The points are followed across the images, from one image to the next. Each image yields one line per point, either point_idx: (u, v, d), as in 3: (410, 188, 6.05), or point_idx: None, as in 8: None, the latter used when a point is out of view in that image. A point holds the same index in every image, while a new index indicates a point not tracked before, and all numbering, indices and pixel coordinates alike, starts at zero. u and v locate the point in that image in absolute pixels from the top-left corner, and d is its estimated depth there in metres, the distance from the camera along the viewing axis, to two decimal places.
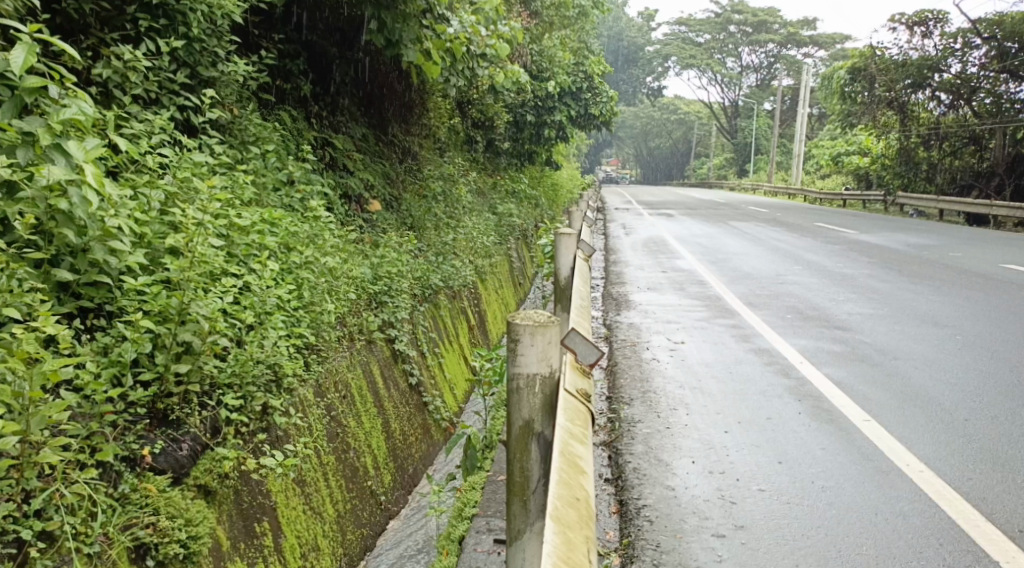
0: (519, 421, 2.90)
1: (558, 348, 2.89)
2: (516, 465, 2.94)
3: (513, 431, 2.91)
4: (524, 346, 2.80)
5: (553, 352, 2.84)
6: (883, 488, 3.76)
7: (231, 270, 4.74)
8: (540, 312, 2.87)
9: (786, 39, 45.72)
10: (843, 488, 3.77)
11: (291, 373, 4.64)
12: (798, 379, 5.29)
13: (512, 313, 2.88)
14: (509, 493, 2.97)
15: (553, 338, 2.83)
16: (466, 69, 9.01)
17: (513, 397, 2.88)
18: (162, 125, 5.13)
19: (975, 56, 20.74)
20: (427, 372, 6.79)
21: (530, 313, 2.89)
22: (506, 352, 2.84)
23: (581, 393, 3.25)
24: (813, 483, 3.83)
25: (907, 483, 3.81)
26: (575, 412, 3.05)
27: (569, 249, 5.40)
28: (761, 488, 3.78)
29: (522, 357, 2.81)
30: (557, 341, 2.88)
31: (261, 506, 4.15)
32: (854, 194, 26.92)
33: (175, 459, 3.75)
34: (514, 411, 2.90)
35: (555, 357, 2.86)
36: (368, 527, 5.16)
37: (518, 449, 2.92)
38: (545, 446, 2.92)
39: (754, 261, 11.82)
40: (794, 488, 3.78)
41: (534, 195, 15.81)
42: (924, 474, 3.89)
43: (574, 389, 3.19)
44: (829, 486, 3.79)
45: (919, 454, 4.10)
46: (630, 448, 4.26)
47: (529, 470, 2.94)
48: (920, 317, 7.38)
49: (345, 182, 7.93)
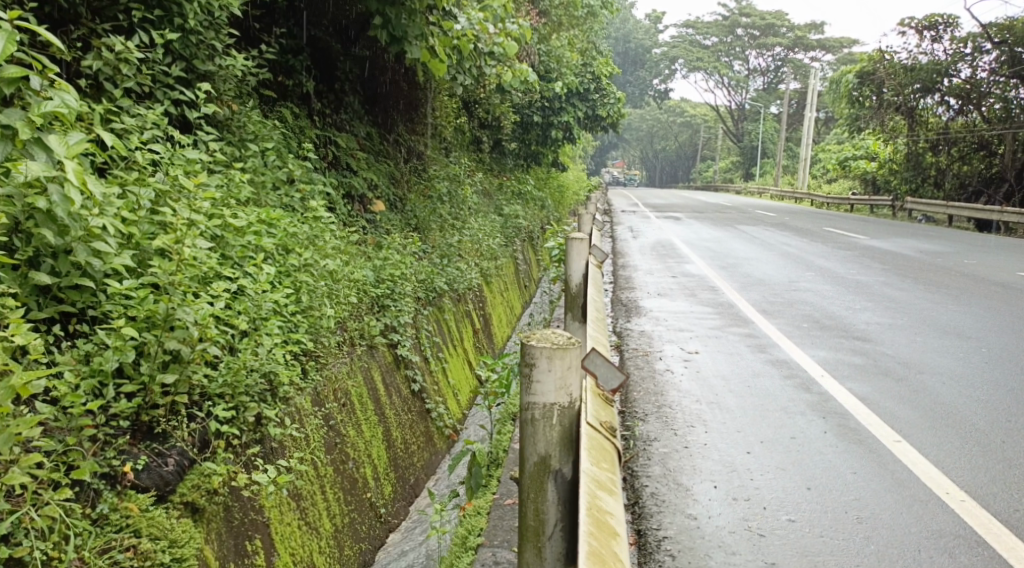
0: (533, 456, 2.65)
1: (579, 373, 2.63)
2: (530, 507, 2.68)
3: (527, 467, 2.66)
4: (540, 371, 2.56)
5: (572, 379, 2.60)
6: (923, 521, 3.50)
7: (225, 273, 4.51)
8: (559, 335, 2.63)
9: (793, 43, 45.46)
10: (881, 519, 3.52)
11: (287, 381, 4.41)
12: (820, 394, 5.03)
13: (526, 333, 2.63)
14: (522, 538, 2.71)
15: (573, 363, 2.58)
16: (473, 67, 8.80)
17: (528, 430, 2.63)
18: (155, 120, 4.89)
19: (985, 61, 20.43)
20: (430, 378, 6.56)
21: (547, 333, 2.64)
22: (522, 378, 2.60)
23: (605, 426, 2.99)
24: (846, 513, 3.58)
25: (949, 515, 3.55)
26: (600, 451, 2.80)
27: (580, 256, 5.18)
28: (790, 519, 3.53)
29: (538, 384, 2.57)
30: (576, 367, 2.63)
31: (253, 523, 3.90)
32: (861, 199, 26.60)
33: (160, 476, 3.53)
34: (529, 446, 2.64)
35: (575, 385, 2.61)
36: (367, 541, 4.90)
37: (533, 488, 2.67)
38: (563, 487, 2.67)
39: (764, 266, 11.57)
40: (825, 519, 3.53)
41: (540, 197, 15.56)
42: (966, 505, 3.63)
43: (597, 421, 2.95)
44: (866, 517, 3.54)
45: (959, 482, 3.84)
46: (646, 469, 4.01)
47: (545, 512, 2.69)
48: (941, 328, 7.13)
49: (348, 181, 7.70)
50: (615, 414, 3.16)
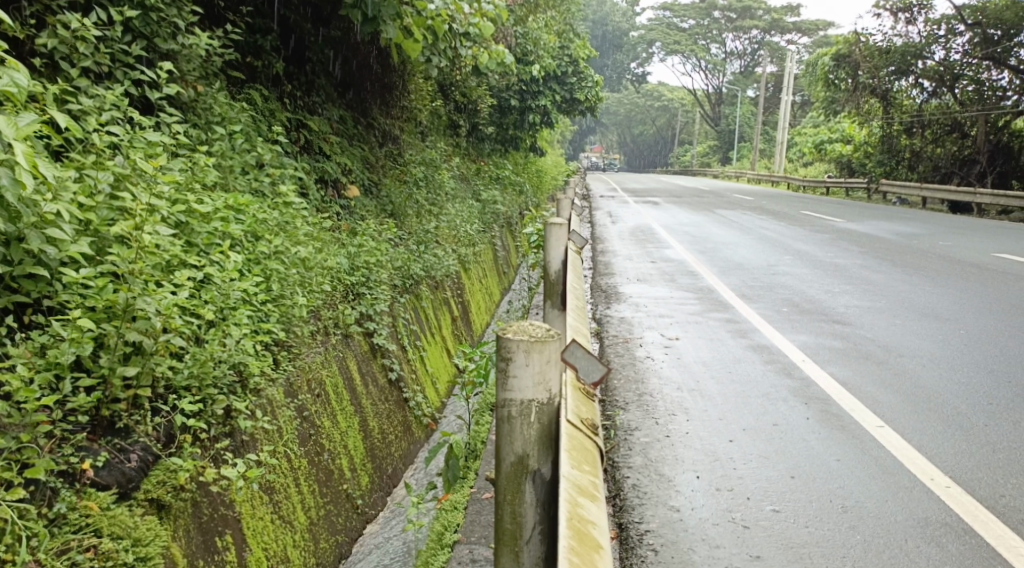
0: (510, 456, 2.53)
1: (559, 368, 2.52)
2: (507, 511, 2.57)
3: (504, 468, 2.55)
4: (517, 366, 2.44)
5: (551, 374, 2.48)
6: (909, 509, 3.44)
7: (191, 261, 4.35)
8: (537, 326, 2.51)
9: (769, 26, 45.53)
10: (867, 508, 3.45)
11: (257, 372, 4.29)
12: (801, 379, 4.97)
13: (503, 325, 2.51)
14: (499, 543, 2.60)
15: (552, 356, 2.47)
16: (448, 49, 8.62)
17: (505, 429, 2.51)
18: (115, 101, 4.71)
19: (959, 43, 20.47)
20: (408, 366, 6.43)
21: (525, 324, 2.51)
22: (497, 373, 2.48)
23: (587, 425, 2.83)
24: (831, 502, 3.51)
25: (935, 502, 3.49)
26: (581, 451, 2.65)
27: (559, 241, 5.05)
28: (775, 509, 3.45)
29: (515, 380, 2.45)
30: (556, 361, 2.51)
31: (223, 519, 3.76)
32: (837, 182, 26.70)
33: (121, 473, 3.40)
34: (505, 445, 2.53)
35: (554, 380, 2.50)
36: (344, 533, 4.78)
37: (510, 490, 2.55)
38: (541, 487, 2.56)
39: (743, 250, 11.53)
40: (810, 509, 3.45)
41: (517, 182, 15.42)
42: (952, 491, 3.57)
43: (577, 418, 2.80)
44: (850, 505, 3.47)
45: (943, 468, 3.78)
46: (627, 460, 3.92)
47: (522, 515, 2.58)
48: (919, 310, 7.10)
49: (322, 166, 7.52)
50: (597, 409, 3.02)
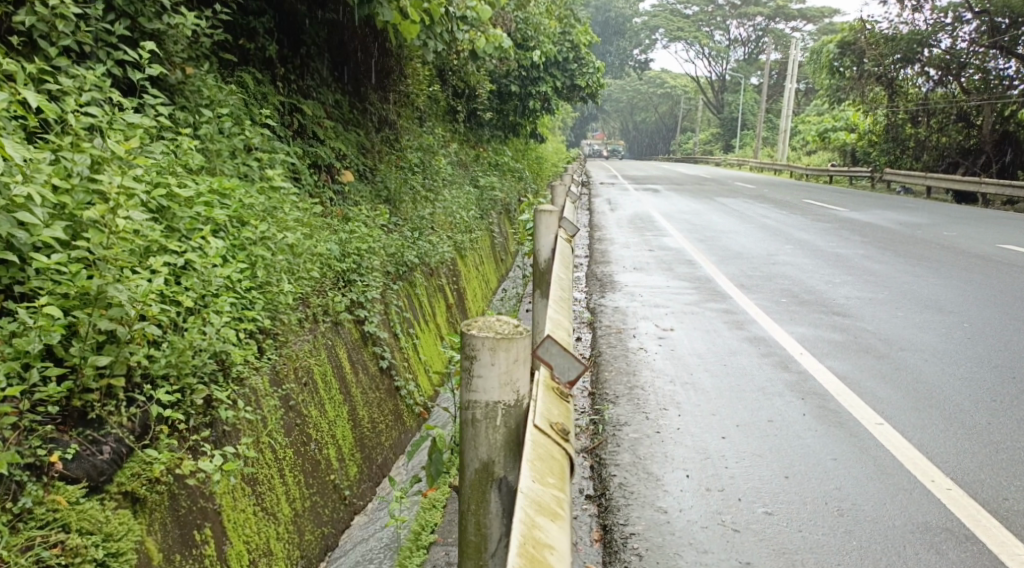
0: (475, 463, 2.45)
1: (528, 370, 2.41)
2: (471, 520, 2.51)
3: (468, 474, 2.46)
4: (481, 366, 2.33)
5: (518, 375, 2.38)
6: (909, 513, 3.32)
7: (170, 247, 4.23)
8: (504, 322, 2.40)
9: (773, 13, 44.78)
10: (864, 511, 3.34)
11: (240, 361, 4.19)
12: (798, 373, 4.85)
13: (470, 321, 2.41)
14: (464, 554, 2.56)
15: (519, 355, 2.36)
16: (445, 32, 8.44)
17: (469, 432, 2.42)
18: (95, 82, 4.58)
19: (966, 31, 20.20)
20: (400, 354, 6.31)
21: (493, 321, 2.42)
22: (462, 373, 2.38)
23: (557, 430, 2.58)
24: (827, 504, 3.40)
25: (935, 505, 3.38)
26: (546, 462, 2.41)
27: (549, 228, 4.96)
28: (767, 512, 3.34)
29: (480, 380, 2.35)
30: (525, 361, 2.39)
31: (202, 511, 3.65)
32: (840, 171, 26.50)
33: (92, 466, 3.30)
34: (470, 451, 2.44)
35: (522, 380, 2.39)
36: (330, 525, 4.67)
37: (474, 498, 2.48)
38: (506, 496, 2.46)
39: (743, 239, 11.40)
40: (804, 511, 3.34)
41: (516, 169, 15.28)
42: (953, 494, 3.46)
43: (547, 422, 2.55)
44: (847, 508, 3.36)
45: (944, 468, 3.66)
46: (615, 457, 3.81)
47: (487, 526, 2.52)
48: (921, 302, 6.98)
49: (315, 151, 7.38)
50: (571, 412, 2.73)
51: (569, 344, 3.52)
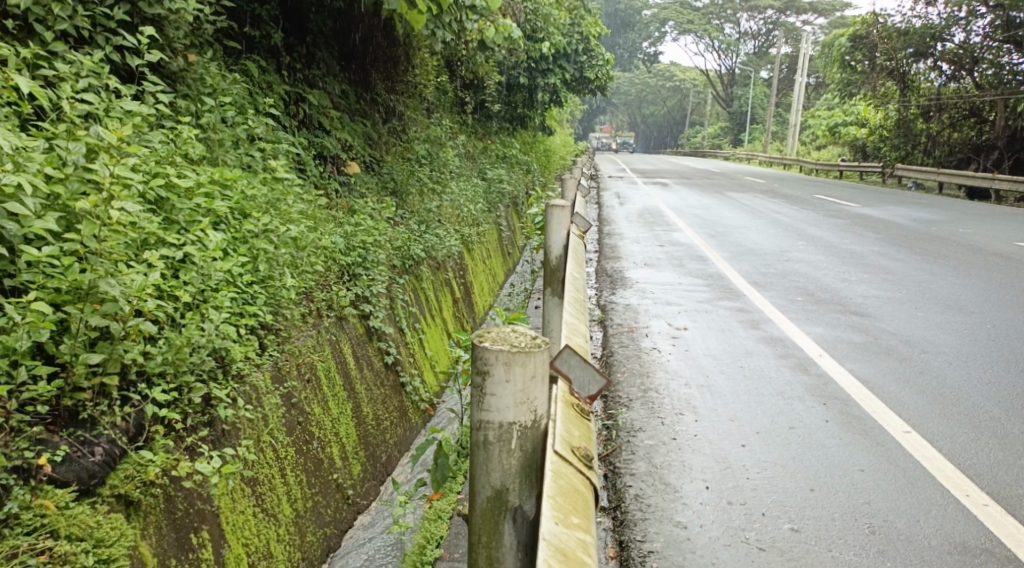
0: (488, 490, 2.27)
1: (545, 387, 2.24)
2: (483, 554, 2.32)
3: (480, 502, 2.28)
4: (495, 383, 2.18)
5: (535, 393, 2.22)
6: (944, 532, 3.16)
7: (169, 239, 4.08)
8: (520, 334, 2.25)
9: (784, 6, 44.26)
10: (896, 529, 3.18)
11: (241, 358, 4.04)
12: (818, 376, 4.68)
13: (480, 333, 2.25)
14: None
15: (537, 371, 2.19)
16: (454, 22, 8.26)
17: (481, 457, 2.25)
18: (92, 68, 4.43)
19: (980, 25, 19.89)
20: (405, 349, 6.16)
21: (507, 332, 2.25)
22: (473, 391, 2.21)
23: (579, 455, 2.41)
24: (857, 521, 3.23)
25: (971, 523, 3.21)
26: (569, 496, 2.27)
27: (561, 225, 4.76)
28: (794, 528, 3.18)
29: (493, 399, 2.19)
30: (543, 378, 2.22)
31: (200, 514, 3.51)
32: (850, 166, 26.23)
33: (83, 469, 3.16)
34: (482, 477, 2.27)
35: (539, 399, 2.23)
36: (332, 526, 4.52)
37: (486, 530, 2.29)
38: (521, 526, 2.29)
39: (754, 235, 11.22)
40: (833, 529, 3.18)
41: (525, 161, 15.10)
42: (990, 510, 3.29)
43: (568, 447, 2.41)
44: (879, 525, 3.20)
45: (979, 482, 3.50)
46: (630, 466, 3.66)
47: (500, 563, 2.32)
48: (941, 302, 6.80)
49: (320, 141, 7.22)
50: (592, 434, 2.58)
51: (586, 350, 3.32)
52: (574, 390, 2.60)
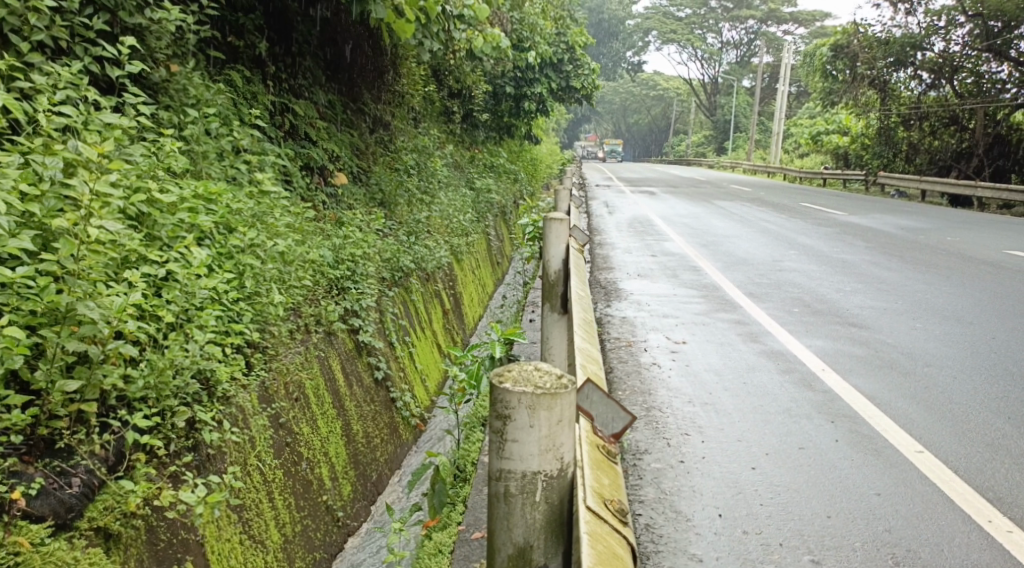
0: (509, 545, 2.10)
1: (572, 432, 2.06)
2: None
3: (501, 559, 2.12)
4: (517, 428, 2.01)
5: (562, 438, 2.04)
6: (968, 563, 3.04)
7: (151, 257, 3.91)
8: (544, 372, 2.08)
9: (765, 16, 44.47)
10: (921, 560, 3.05)
11: (226, 379, 3.86)
12: (823, 391, 4.57)
13: (502, 369, 2.09)
14: None
15: (563, 414, 2.03)
16: (441, 32, 8.13)
17: (502, 510, 2.08)
18: (71, 79, 4.26)
19: (959, 34, 19.98)
20: (396, 364, 6.00)
21: (531, 369, 2.09)
22: (493, 436, 2.05)
23: (610, 506, 2.20)
24: (879, 551, 3.11)
25: (994, 551, 3.10)
26: (604, 559, 2.02)
27: (560, 239, 4.68)
28: (814, 560, 3.05)
29: (515, 446, 2.02)
30: (569, 422, 2.05)
31: (184, 544, 3.33)
32: (834, 173, 26.29)
33: (60, 502, 3.00)
34: (504, 531, 2.10)
35: (566, 445, 2.06)
36: (322, 549, 4.35)
37: None
38: None
39: (746, 244, 11.12)
40: (855, 560, 3.05)
41: (512, 171, 14.97)
42: (1015, 537, 3.17)
43: (599, 499, 2.19)
44: (902, 555, 3.08)
45: (1000, 507, 3.38)
46: (638, 493, 3.53)
47: None
48: (938, 313, 6.71)
49: (307, 152, 7.05)
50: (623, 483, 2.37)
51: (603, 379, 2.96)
52: (599, 429, 2.42)
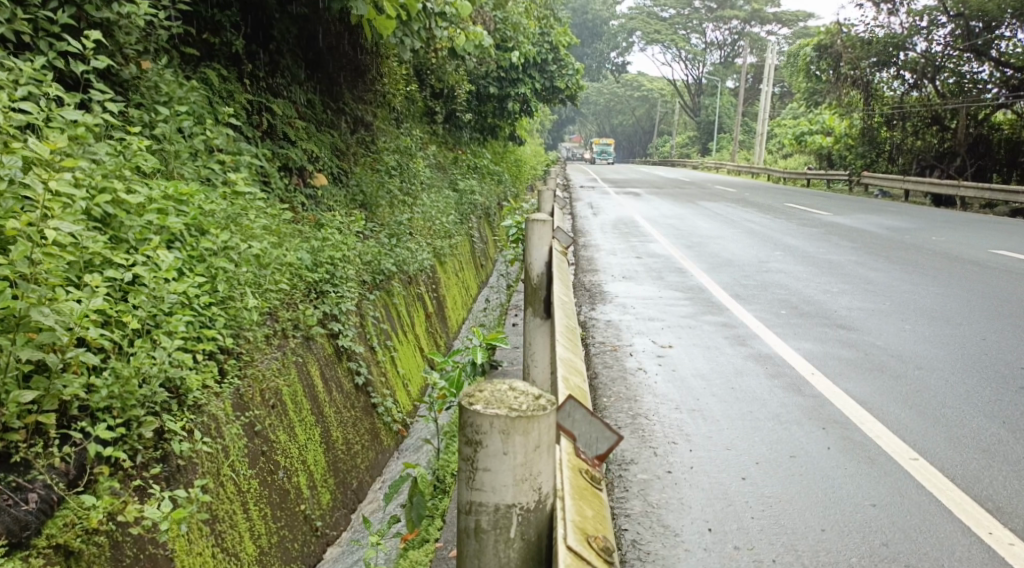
0: None
1: (550, 459, 1.94)
2: None
3: None
4: (490, 455, 1.88)
5: (540, 466, 1.92)
6: None
7: (116, 260, 3.75)
8: (520, 393, 1.94)
9: (749, 16, 44.62)
10: None
11: (197, 387, 3.70)
12: (813, 396, 4.47)
13: (475, 389, 1.96)
14: None
15: (540, 440, 1.90)
16: (422, 30, 7.97)
17: (474, 545, 1.96)
18: (32, 74, 4.10)
19: (941, 34, 20.05)
20: (377, 369, 5.85)
21: (507, 390, 1.96)
22: (463, 464, 1.92)
23: (591, 536, 2.06)
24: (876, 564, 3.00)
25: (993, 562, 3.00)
26: None
27: (542, 241, 4.54)
28: None
29: (487, 475, 1.89)
30: (547, 449, 1.92)
31: (151, 559, 3.18)
32: (818, 174, 26.33)
33: (16, 519, 2.83)
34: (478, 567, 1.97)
35: (544, 474, 1.93)
36: (300, 560, 4.19)
37: None
38: None
39: (732, 245, 11.04)
40: None
41: (496, 171, 14.82)
42: (1016, 549, 3.06)
43: (581, 530, 2.06)
44: None
45: (998, 517, 3.29)
46: (625, 505, 3.41)
47: None
48: (926, 313, 6.64)
49: (285, 152, 6.90)
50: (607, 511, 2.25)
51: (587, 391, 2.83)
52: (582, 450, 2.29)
